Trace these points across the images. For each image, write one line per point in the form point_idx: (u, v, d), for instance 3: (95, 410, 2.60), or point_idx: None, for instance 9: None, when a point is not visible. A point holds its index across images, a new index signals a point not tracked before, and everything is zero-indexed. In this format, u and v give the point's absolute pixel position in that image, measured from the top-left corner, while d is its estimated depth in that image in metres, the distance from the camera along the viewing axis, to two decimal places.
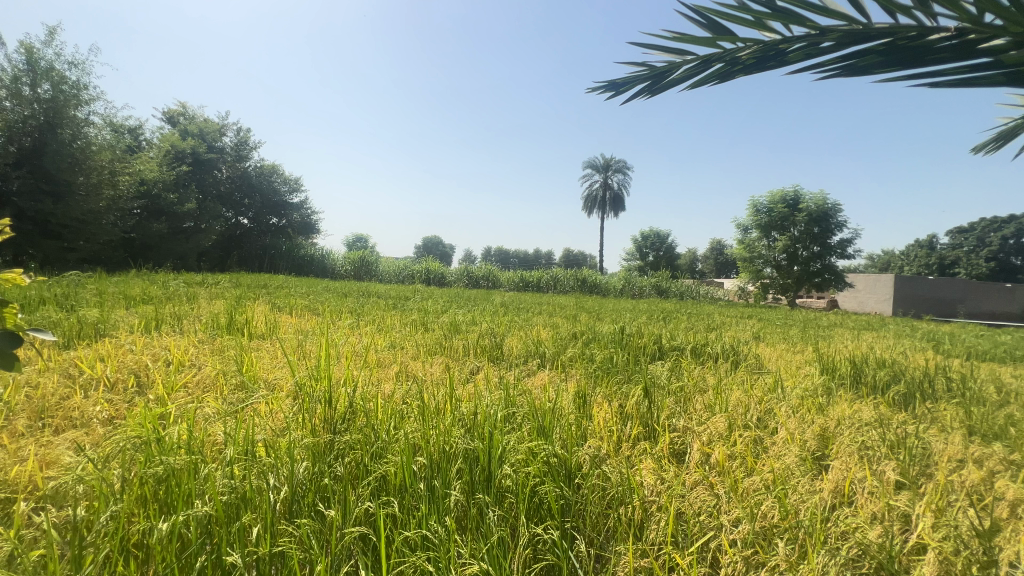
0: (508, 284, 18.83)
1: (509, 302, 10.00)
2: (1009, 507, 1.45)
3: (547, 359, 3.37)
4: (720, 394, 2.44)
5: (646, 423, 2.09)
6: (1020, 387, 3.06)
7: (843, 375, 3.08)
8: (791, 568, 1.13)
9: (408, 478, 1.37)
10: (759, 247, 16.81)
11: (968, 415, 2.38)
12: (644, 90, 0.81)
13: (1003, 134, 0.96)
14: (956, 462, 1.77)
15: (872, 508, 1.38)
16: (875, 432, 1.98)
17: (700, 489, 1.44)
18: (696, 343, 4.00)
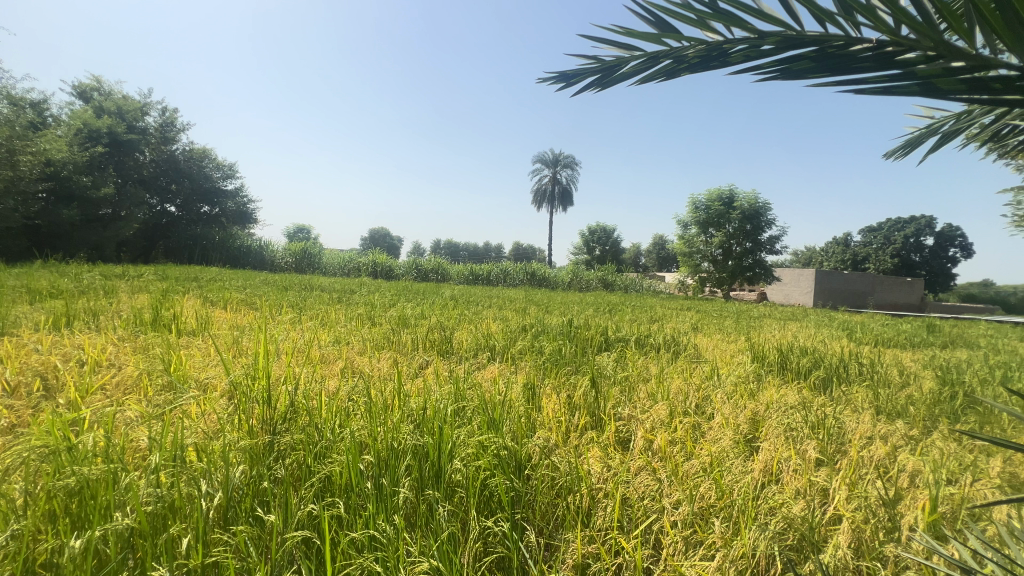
0: (457, 277, 18.69)
1: (460, 295, 9.96)
2: (909, 477, 1.62)
3: (497, 352, 3.39)
4: (662, 383, 2.55)
5: (592, 413, 2.15)
6: (917, 369, 3.45)
7: (771, 362, 3.32)
8: (726, 545, 1.21)
9: (355, 478, 1.33)
10: (697, 242, 17.72)
11: (876, 396, 2.63)
12: (594, 84, 0.80)
13: (909, 141, 1.06)
14: (868, 440, 1.95)
15: (796, 485, 1.49)
16: (799, 414, 2.15)
17: (644, 475, 1.50)
18: (639, 335, 4.17)
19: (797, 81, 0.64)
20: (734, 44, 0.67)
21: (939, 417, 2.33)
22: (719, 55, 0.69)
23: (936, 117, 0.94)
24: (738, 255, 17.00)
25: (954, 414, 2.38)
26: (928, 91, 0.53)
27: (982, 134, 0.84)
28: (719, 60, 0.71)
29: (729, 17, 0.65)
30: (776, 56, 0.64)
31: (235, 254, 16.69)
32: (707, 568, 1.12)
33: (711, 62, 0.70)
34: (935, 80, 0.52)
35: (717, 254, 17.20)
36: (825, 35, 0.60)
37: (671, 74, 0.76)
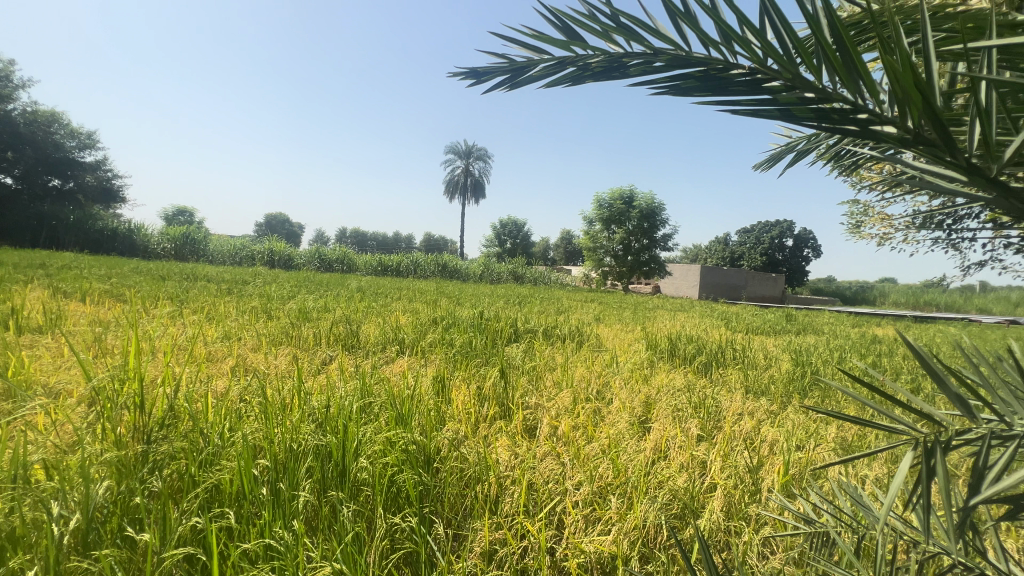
0: (365, 267, 17.91)
1: (368, 286, 9.54)
2: (769, 446, 1.87)
3: (407, 345, 3.32)
4: (566, 371, 2.69)
5: (501, 403, 2.20)
6: (778, 353, 4.00)
7: (663, 350, 3.65)
8: (621, 519, 1.31)
9: (247, 484, 1.23)
10: (601, 238, 18.79)
11: (746, 377, 3.01)
12: (504, 83, 0.77)
13: (774, 155, 1.21)
14: (738, 416, 2.23)
15: (681, 459, 1.66)
16: (684, 395, 2.40)
17: (549, 460, 1.57)
18: (547, 326, 4.34)
19: (684, 97, 0.69)
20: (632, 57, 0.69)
21: (793, 393, 2.73)
22: (619, 66, 0.71)
23: (790, 138, 1.09)
24: (637, 251, 18.33)
25: (802, 390, 2.81)
26: (786, 117, 0.61)
27: (826, 154, 0.99)
28: (619, 71, 0.73)
29: (630, 32, 0.67)
30: (667, 73, 0.69)
31: (95, 237, 14.38)
32: (604, 542, 1.21)
33: (613, 73, 0.73)
34: (791, 106, 0.60)
35: (618, 249, 18.39)
36: (708, 58, 0.66)
37: (576, 80, 0.77)
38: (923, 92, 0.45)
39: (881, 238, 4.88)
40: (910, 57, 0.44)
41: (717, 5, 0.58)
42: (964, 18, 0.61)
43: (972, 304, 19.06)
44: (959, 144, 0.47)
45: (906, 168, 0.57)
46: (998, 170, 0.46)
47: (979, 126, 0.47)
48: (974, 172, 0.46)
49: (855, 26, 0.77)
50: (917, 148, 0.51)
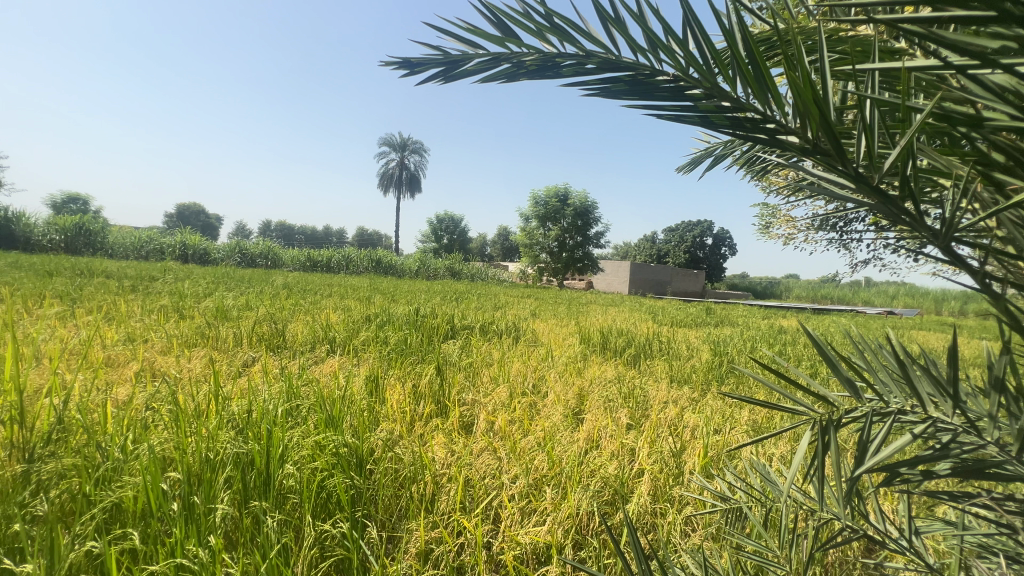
0: (291, 263, 16.93)
1: (295, 283, 9.02)
2: (691, 430, 2.01)
3: (338, 344, 3.18)
4: (503, 367, 2.71)
5: (437, 400, 2.18)
6: (699, 344, 4.30)
7: (595, 343, 3.78)
8: (555, 509, 1.35)
9: (155, 501, 1.12)
10: (537, 234, 19.11)
11: (671, 367, 3.21)
12: (438, 76, 0.73)
13: (694, 158, 1.29)
14: (663, 404, 2.37)
15: (611, 447, 1.73)
16: (615, 387, 2.51)
17: (485, 455, 1.58)
18: (483, 322, 4.35)
19: (614, 99, 0.71)
20: (565, 58, 0.70)
21: (711, 381, 2.95)
22: (552, 66, 0.71)
23: (709, 142, 1.16)
24: (571, 248, 18.84)
25: (719, 378, 3.03)
26: (705, 124, 0.65)
27: (740, 159, 1.07)
28: (552, 71, 0.73)
29: (564, 33, 0.67)
30: (598, 76, 0.70)
31: None
32: (540, 533, 1.24)
33: (546, 72, 0.72)
34: (710, 114, 0.64)
35: (554, 246, 18.81)
36: (636, 63, 0.68)
37: (510, 76, 0.75)
38: (820, 107, 0.50)
39: (785, 239, 5.37)
40: (809, 75, 0.49)
41: (644, 13, 0.60)
42: (852, 41, 0.69)
43: (859, 298, 21.59)
44: (848, 155, 0.53)
45: (806, 176, 0.63)
46: (879, 179, 0.52)
47: (865, 140, 0.53)
48: (859, 181, 0.52)
49: (764, 42, 0.84)
50: (814, 157, 0.56)
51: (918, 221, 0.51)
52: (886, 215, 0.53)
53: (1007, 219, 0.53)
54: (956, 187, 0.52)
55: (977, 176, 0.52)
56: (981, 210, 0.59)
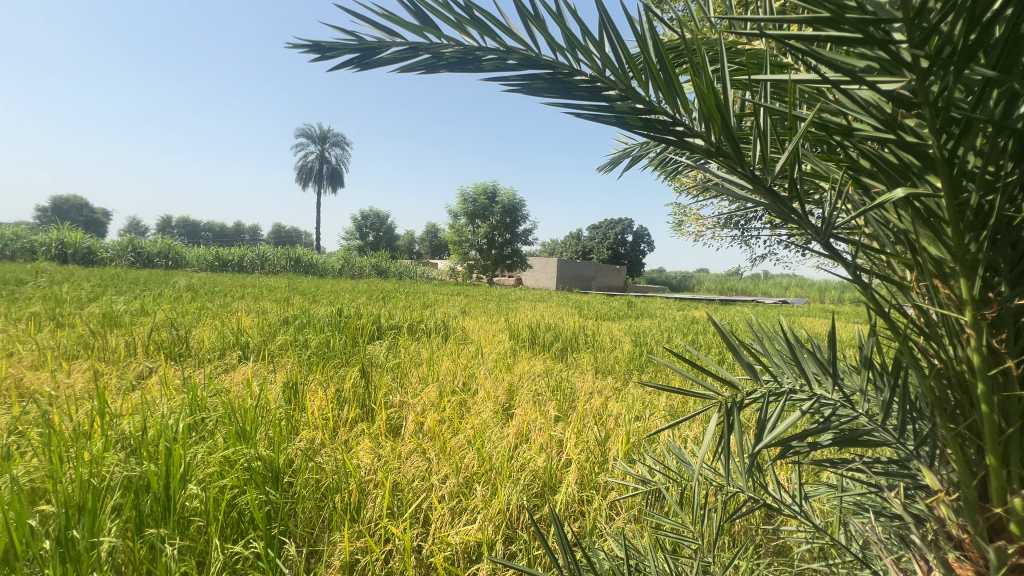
0: (196, 262, 15.43)
1: (201, 284, 8.23)
2: (615, 418, 2.10)
3: (251, 350, 2.95)
4: (432, 366, 2.66)
5: (362, 404, 2.09)
6: (622, 336, 4.52)
7: (524, 339, 3.84)
8: (486, 506, 1.34)
9: (21, 540, 0.96)
10: (466, 232, 19.01)
11: (596, 360, 3.34)
12: (353, 63, 0.70)
13: (613, 159, 1.34)
14: (589, 395, 2.45)
15: (540, 440, 1.77)
16: (543, 381, 2.56)
17: (414, 458, 1.54)
18: (412, 320, 4.25)
19: (535, 97, 0.71)
20: (486, 52, 0.69)
21: (632, 371, 3.11)
22: (473, 60, 0.70)
23: (627, 142, 1.22)
24: (500, 245, 18.97)
25: (640, 368, 3.20)
26: (621, 124, 0.68)
27: (654, 160, 1.13)
28: (473, 65, 0.72)
29: (485, 27, 0.66)
30: (519, 72, 0.70)
31: None
32: (470, 532, 1.23)
33: (467, 66, 0.71)
34: (626, 115, 0.66)
35: (483, 244, 18.84)
36: (555, 62, 0.68)
37: (430, 68, 0.73)
38: (721, 113, 0.54)
39: (695, 237, 5.79)
40: (712, 83, 0.53)
41: (562, 13, 0.61)
42: (748, 55, 0.76)
43: (758, 289, 23.87)
44: (746, 158, 0.57)
45: (712, 177, 0.68)
46: (772, 181, 0.57)
47: (759, 145, 0.58)
48: (756, 182, 0.57)
49: (674, 50, 0.89)
50: (718, 160, 0.61)
51: (804, 220, 0.57)
52: (778, 213, 0.59)
53: (873, 219, 0.61)
54: (834, 190, 0.58)
55: (850, 180, 0.59)
56: (853, 211, 0.67)
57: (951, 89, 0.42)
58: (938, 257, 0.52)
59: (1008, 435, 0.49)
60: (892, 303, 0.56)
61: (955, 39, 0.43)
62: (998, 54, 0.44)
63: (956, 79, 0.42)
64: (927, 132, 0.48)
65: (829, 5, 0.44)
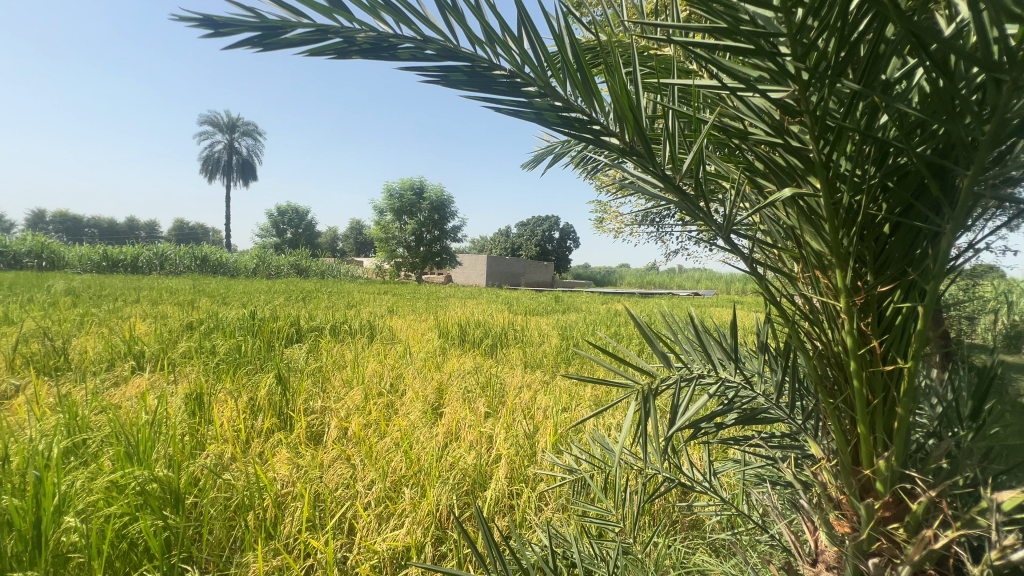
0: (76, 262, 13.54)
1: (83, 288, 7.23)
2: (543, 411, 2.15)
3: (145, 360, 2.64)
4: (357, 368, 2.55)
5: (279, 412, 1.95)
6: (550, 330, 4.64)
7: (454, 337, 3.81)
8: (414, 509, 1.31)
9: None
10: (393, 228, 18.45)
11: (524, 354, 3.39)
12: (253, 42, 0.64)
13: (537, 156, 1.36)
14: (518, 389, 2.49)
15: (470, 437, 1.76)
16: (473, 378, 2.55)
17: (337, 465, 1.47)
18: (335, 321, 4.05)
19: (454, 89, 0.70)
20: (401, 40, 0.67)
21: (560, 364, 3.20)
22: (388, 47, 0.68)
23: (550, 141, 1.24)
24: (428, 242, 18.64)
25: (566, 361, 3.30)
26: (541, 121, 0.68)
27: (575, 158, 1.16)
28: (388, 52, 0.69)
29: (399, 14, 0.63)
30: (437, 63, 0.69)
31: None
32: (398, 537, 1.20)
33: (381, 53, 0.68)
34: (546, 112, 0.67)
35: (411, 241, 18.40)
36: (474, 54, 0.67)
37: (341, 53, 0.69)
38: (633, 113, 0.57)
39: (615, 233, 6.07)
40: (625, 85, 0.56)
41: (480, 5, 0.61)
42: (658, 59, 0.80)
43: (674, 282, 25.61)
44: (657, 157, 0.60)
45: (627, 175, 0.71)
46: (680, 180, 0.61)
47: (668, 146, 0.62)
48: (666, 181, 0.61)
49: (591, 51, 0.92)
50: (632, 158, 0.63)
51: (708, 217, 0.62)
52: (686, 210, 0.63)
53: (767, 216, 0.67)
54: (733, 189, 0.63)
55: (747, 180, 0.64)
56: (749, 209, 0.73)
57: (826, 100, 0.47)
58: (819, 250, 0.58)
59: (874, 405, 0.56)
60: (782, 292, 0.62)
61: (830, 55, 0.48)
62: (863, 70, 0.50)
63: (830, 91, 0.47)
64: (808, 138, 0.54)
65: (725, 16, 0.47)
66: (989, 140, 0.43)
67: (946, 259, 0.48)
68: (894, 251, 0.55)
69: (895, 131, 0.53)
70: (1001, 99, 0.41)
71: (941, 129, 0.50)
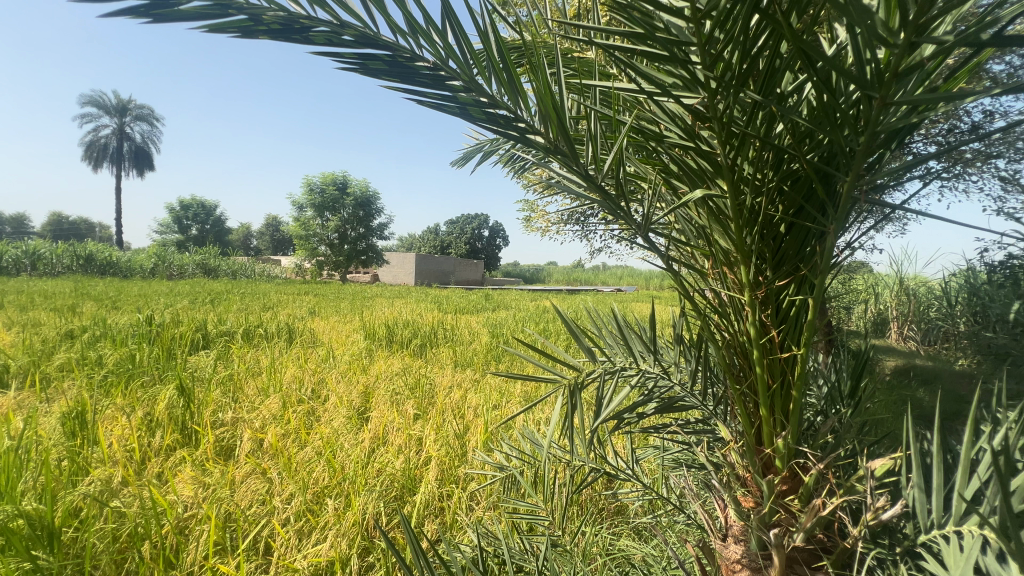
0: None
1: None
2: (474, 409, 2.14)
3: (10, 376, 2.27)
4: (273, 375, 2.37)
5: (182, 427, 1.77)
6: (480, 328, 4.64)
7: (381, 338, 3.68)
8: (339, 520, 1.24)
9: None
10: (313, 225, 17.45)
11: (454, 354, 3.36)
12: (138, 12, 0.57)
13: (466, 153, 1.34)
14: (448, 389, 2.46)
15: (398, 441, 1.70)
16: (401, 380, 2.48)
17: (251, 480, 1.36)
18: (248, 325, 3.75)
19: (373, 79, 0.67)
20: (316, 23, 0.63)
21: (489, 362, 3.20)
22: (299, 29, 0.63)
23: (478, 139, 1.23)
24: (352, 239, 17.85)
25: (496, 359, 3.31)
26: (465, 116, 0.67)
27: (504, 156, 1.16)
28: (299, 34, 0.64)
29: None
30: (355, 50, 0.65)
31: None
32: (321, 552, 1.13)
33: (292, 34, 0.63)
34: (471, 107, 0.66)
35: (333, 238, 17.53)
36: (395, 44, 0.65)
37: (246, 32, 0.63)
38: (557, 112, 0.57)
39: (542, 232, 6.19)
40: (549, 84, 0.56)
41: None
42: (579, 61, 0.82)
43: (598, 279, 26.70)
44: (580, 157, 0.62)
45: (553, 174, 0.72)
46: (603, 180, 0.63)
47: (591, 146, 0.63)
48: (589, 180, 0.62)
49: (516, 50, 0.92)
50: (557, 158, 0.64)
51: (628, 216, 0.64)
52: (608, 209, 0.65)
53: (682, 215, 0.71)
54: (651, 190, 0.66)
55: (663, 181, 0.68)
56: (666, 208, 0.77)
57: (731, 108, 0.51)
58: (726, 248, 0.63)
59: (773, 389, 0.61)
60: (695, 287, 0.66)
61: (734, 66, 0.52)
62: (762, 82, 0.54)
63: (734, 99, 0.51)
64: (716, 143, 0.57)
65: (641, 23, 0.49)
66: (863, 150, 0.48)
67: (830, 257, 0.53)
68: (789, 249, 0.61)
69: (789, 139, 0.59)
70: (873, 114, 0.47)
71: (825, 139, 0.55)
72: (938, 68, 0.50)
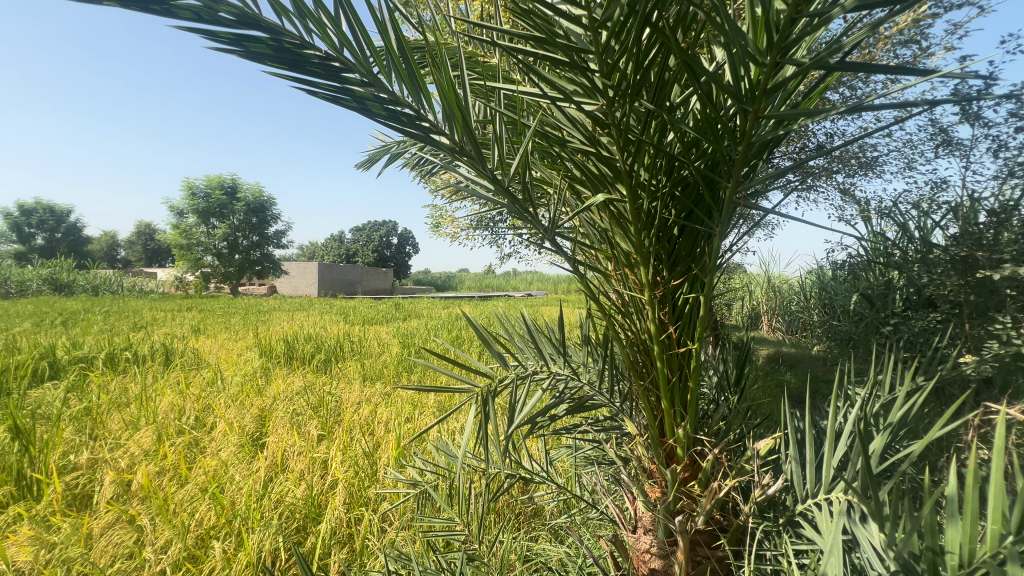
0: None
1: None
2: (385, 424, 2.04)
3: None
4: (145, 404, 2.06)
5: (19, 476, 1.45)
6: (391, 339, 4.46)
7: (279, 355, 3.38)
8: (227, 564, 1.10)
9: None
10: (196, 232, 15.65)
11: (363, 367, 3.18)
12: None
13: (371, 155, 1.28)
14: (356, 405, 2.31)
15: (300, 467, 1.56)
16: (302, 399, 2.29)
17: (115, 530, 1.15)
18: (112, 347, 3.23)
19: (254, 63, 0.60)
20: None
21: (400, 374, 3.08)
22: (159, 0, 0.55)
23: (383, 140, 1.17)
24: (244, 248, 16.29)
25: (408, 370, 3.20)
26: (362, 111, 0.62)
27: (410, 158, 1.12)
28: (160, 5, 0.55)
29: None
30: (230, 29, 0.58)
31: None
32: None
33: (150, 5, 0.55)
34: (368, 101, 0.62)
35: (221, 247, 15.86)
36: (280, 27, 0.59)
37: None
38: (461, 111, 0.56)
39: (453, 238, 6.15)
40: (451, 81, 0.54)
41: None
42: (483, 66, 0.82)
43: (509, 285, 27.16)
44: (487, 160, 0.61)
45: (460, 177, 0.70)
46: (510, 183, 0.63)
47: (497, 149, 0.63)
48: (497, 184, 0.61)
49: (419, 50, 0.89)
50: (463, 160, 0.63)
51: (536, 221, 0.65)
52: (516, 213, 0.65)
53: (585, 219, 0.73)
54: (556, 195, 0.67)
55: (567, 186, 0.69)
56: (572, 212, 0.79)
57: (628, 115, 0.53)
58: (627, 250, 0.65)
59: (673, 382, 0.65)
60: (601, 289, 0.68)
61: (630, 76, 0.54)
62: (654, 93, 0.57)
63: (631, 108, 0.53)
64: (615, 149, 0.60)
65: (544, 28, 0.49)
66: (741, 159, 0.53)
67: (717, 257, 0.58)
68: (682, 250, 0.65)
69: (679, 147, 0.63)
70: (747, 127, 0.51)
71: (709, 148, 0.60)
72: (796, 89, 0.56)
